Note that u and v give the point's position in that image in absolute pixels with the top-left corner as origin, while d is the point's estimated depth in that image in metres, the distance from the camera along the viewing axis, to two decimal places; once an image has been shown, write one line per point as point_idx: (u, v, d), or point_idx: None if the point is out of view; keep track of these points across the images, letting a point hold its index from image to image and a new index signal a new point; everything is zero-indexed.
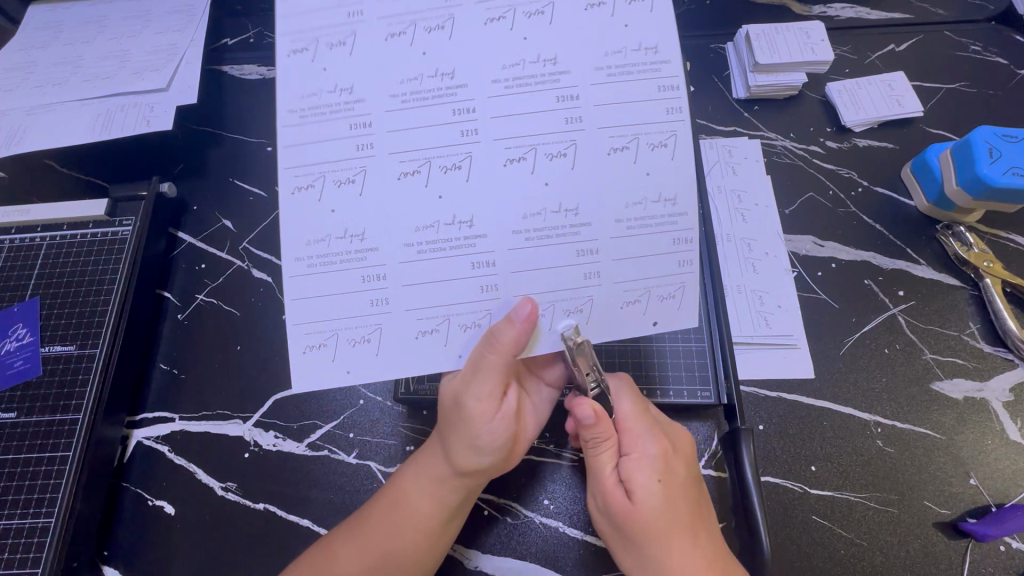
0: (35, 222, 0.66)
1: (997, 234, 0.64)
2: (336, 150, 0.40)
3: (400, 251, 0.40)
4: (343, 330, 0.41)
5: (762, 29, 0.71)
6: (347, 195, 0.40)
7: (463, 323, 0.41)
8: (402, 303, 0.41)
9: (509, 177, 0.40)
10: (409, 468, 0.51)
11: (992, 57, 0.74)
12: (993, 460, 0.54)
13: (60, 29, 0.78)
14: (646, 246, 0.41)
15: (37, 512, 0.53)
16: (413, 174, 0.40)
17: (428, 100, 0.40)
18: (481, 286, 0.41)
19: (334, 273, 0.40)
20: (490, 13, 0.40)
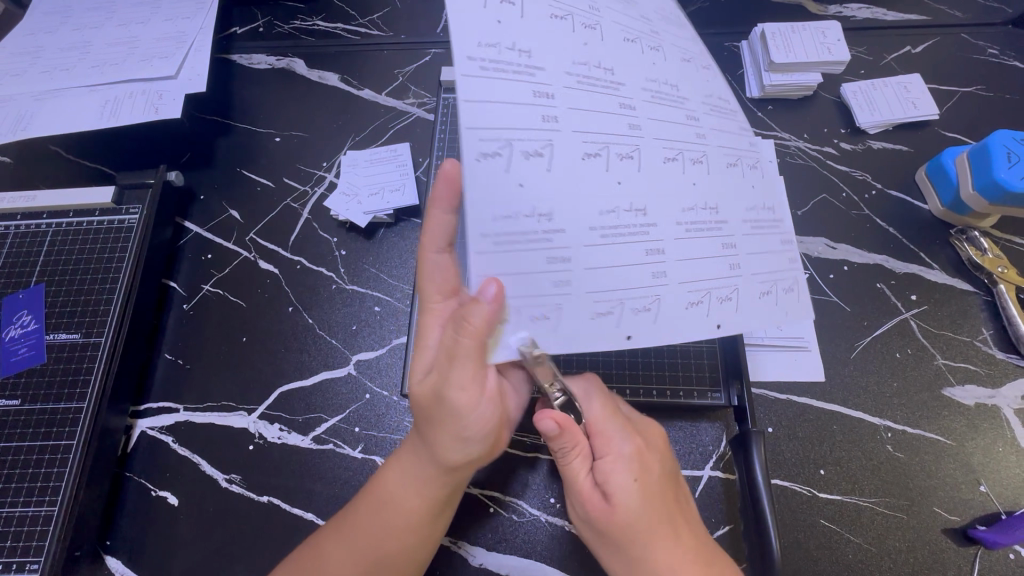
0: (41, 209, 0.66)
1: (1012, 239, 0.63)
2: (527, 116, 0.38)
3: (585, 234, 0.39)
4: (524, 306, 0.38)
5: (778, 28, 0.71)
6: (535, 168, 0.38)
7: (635, 307, 0.40)
8: (584, 285, 0.39)
9: (661, 168, 0.43)
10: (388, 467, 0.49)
11: (1010, 61, 0.73)
12: (1005, 467, 0.54)
13: (68, 13, 0.77)
14: (756, 241, 0.46)
15: (40, 500, 0.53)
16: (597, 156, 0.40)
17: (598, 87, 0.41)
18: (651, 272, 0.41)
19: (518, 252, 0.37)
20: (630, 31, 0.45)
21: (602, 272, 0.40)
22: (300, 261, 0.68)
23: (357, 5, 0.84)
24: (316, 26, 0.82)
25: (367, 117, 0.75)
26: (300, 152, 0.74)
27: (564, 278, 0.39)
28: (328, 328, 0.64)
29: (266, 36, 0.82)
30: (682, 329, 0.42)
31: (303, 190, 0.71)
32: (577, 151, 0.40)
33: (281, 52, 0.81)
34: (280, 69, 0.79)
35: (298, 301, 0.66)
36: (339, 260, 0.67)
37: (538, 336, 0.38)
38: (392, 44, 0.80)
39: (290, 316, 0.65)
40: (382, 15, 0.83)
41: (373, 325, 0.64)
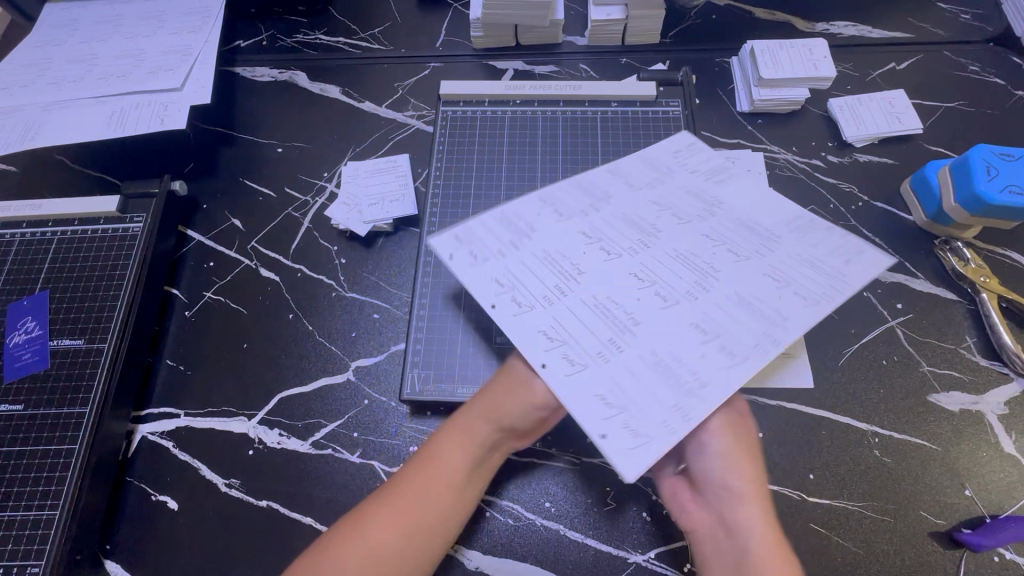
0: (47, 217, 0.67)
1: (995, 249, 0.65)
2: (534, 318, 0.51)
3: (643, 321, 0.50)
4: (628, 416, 0.45)
5: (766, 45, 0.73)
6: (564, 333, 0.50)
7: (717, 345, 0.48)
8: (656, 343, 0.49)
9: (693, 265, 0.54)
10: (453, 439, 0.50)
11: (990, 77, 0.76)
12: (989, 472, 0.55)
13: (76, 26, 0.79)
14: (769, 302, 0.50)
15: (42, 504, 0.54)
16: (643, 285, 0.53)
17: (588, 242, 0.56)
18: (698, 326, 0.50)
19: (580, 381, 0.47)
20: (588, 220, 0.58)
21: (637, 400, 0.46)
22: (301, 269, 0.69)
23: (358, 19, 0.86)
24: (317, 39, 0.84)
25: (367, 129, 0.77)
26: (301, 163, 0.75)
27: (569, 367, 0.48)
28: (328, 335, 0.65)
29: (269, 50, 0.84)
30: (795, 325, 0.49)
31: (304, 200, 0.73)
32: (603, 264, 0.55)
33: (284, 65, 0.82)
34: (282, 81, 0.81)
35: (298, 308, 0.67)
36: (339, 268, 0.69)
37: (708, 372, 0.47)
38: (393, 57, 0.82)
39: (291, 323, 0.66)
40: (383, 29, 0.85)
41: (372, 332, 0.65)
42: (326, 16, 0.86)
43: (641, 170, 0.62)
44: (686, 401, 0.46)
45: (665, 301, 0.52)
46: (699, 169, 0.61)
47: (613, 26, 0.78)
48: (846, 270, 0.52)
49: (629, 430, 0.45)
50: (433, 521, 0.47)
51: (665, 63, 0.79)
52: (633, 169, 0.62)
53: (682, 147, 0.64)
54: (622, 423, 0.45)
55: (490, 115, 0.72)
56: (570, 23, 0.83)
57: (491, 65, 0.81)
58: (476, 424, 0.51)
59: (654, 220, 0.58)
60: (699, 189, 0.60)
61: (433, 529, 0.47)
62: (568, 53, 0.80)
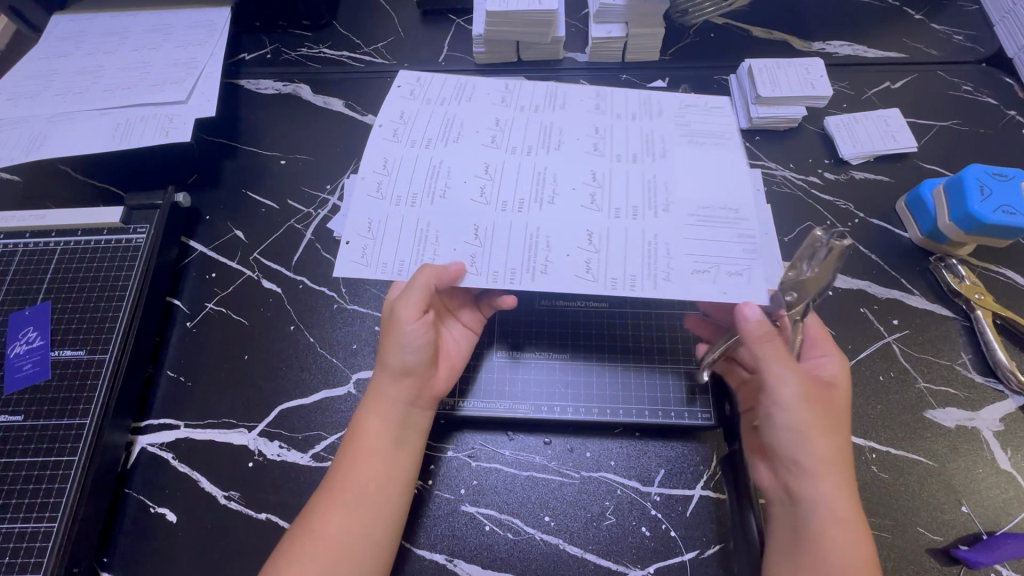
0: (50, 227, 0.67)
1: (989, 267, 0.66)
2: (421, 125, 0.59)
3: (463, 199, 0.55)
4: (373, 242, 0.54)
5: (764, 64, 0.74)
6: (411, 155, 0.57)
7: (455, 244, 0.53)
8: (446, 220, 0.54)
9: (539, 189, 0.56)
10: (368, 410, 0.53)
11: (984, 98, 0.77)
12: (985, 488, 0.56)
13: (82, 39, 0.80)
14: (554, 250, 0.53)
15: (40, 516, 0.54)
16: (481, 178, 0.56)
17: (513, 128, 0.60)
18: (476, 231, 0.54)
19: (386, 203, 0.55)
20: (538, 112, 0.61)
21: (384, 241, 0.54)
22: (302, 280, 0.69)
23: (362, 34, 0.87)
24: (322, 53, 0.85)
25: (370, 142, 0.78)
26: (304, 174, 0.76)
27: (385, 177, 0.56)
28: (329, 347, 0.65)
29: (274, 63, 0.85)
30: (494, 260, 0.52)
31: (306, 212, 0.73)
32: (481, 148, 0.58)
33: (288, 78, 0.83)
34: (286, 94, 0.82)
35: (299, 319, 0.67)
36: (341, 280, 0.69)
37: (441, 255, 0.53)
38: (396, 72, 0.83)
39: (292, 334, 0.66)
40: (386, 44, 0.86)
41: (373, 344, 0.65)
42: (331, 31, 0.88)
43: (628, 103, 0.62)
44: (414, 259, 0.53)
45: (483, 197, 0.55)
46: (688, 124, 0.59)
47: (614, 43, 0.79)
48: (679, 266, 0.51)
49: (365, 252, 0.53)
50: (374, 493, 0.51)
51: (665, 80, 0.80)
52: (607, 96, 0.62)
53: (715, 102, 0.60)
54: (360, 247, 0.53)
55: None
56: (571, 40, 0.84)
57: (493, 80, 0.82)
58: (383, 388, 0.54)
59: (565, 139, 0.59)
60: (650, 135, 0.59)
61: (373, 497, 0.51)
62: (569, 68, 0.82)
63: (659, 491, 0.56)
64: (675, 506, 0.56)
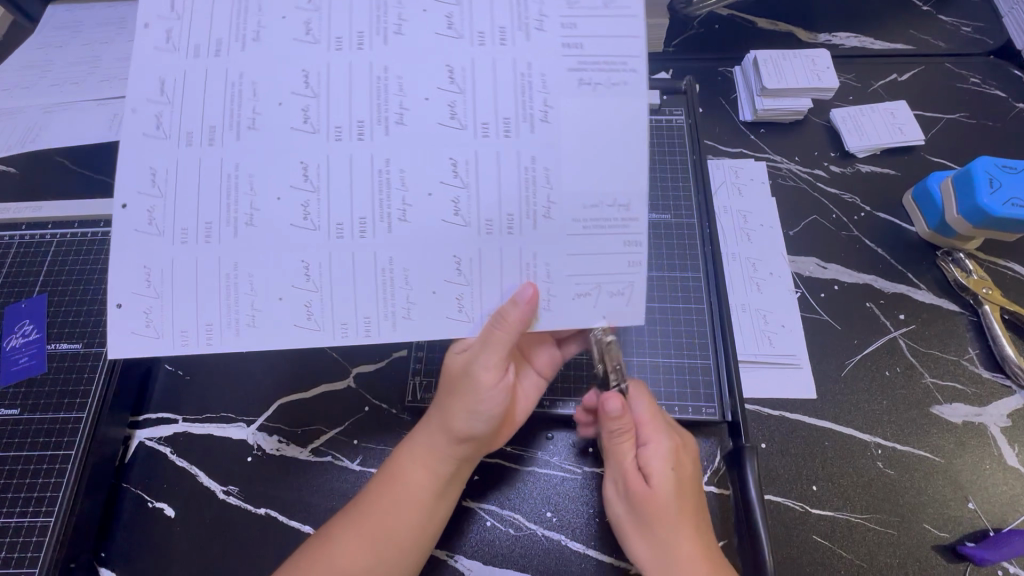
0: (46, 219, 0.66)
1: (996, 261, 0.65)
2: (231, 36, 0.45)
3: (290, 167, 0.44)
4: (183, 208, 0.44)
5: (769, 55, 0.73)
6: (230, 80, 0.45)
7: (247, 228, 0.44)
8: (272, 194, 0.44)
9: (389, 173, 0.44)
10: (414, 462, 0.50)
11: (991, 90, 0.76)
12: (991, 484, 0.55)
13: (78, 28, 0.79)
14: (364, 260, 0.45)
15: (36, 511, 0.53)
16: (306, 131, 0.44)
17: (389, 49, 0.45)
18: (302, 216, 0.44)
19: (190, 157, 0.44)
20: (435, 34, 0.45)
21: (185, 196, 0.44)
22: None
23: None
24: None
25: None
26: None
27: (198, 142, 0.44)
28: None
29: None
30: (284, 259, 0.44)
31: None
32: (323, 82, 0.45)
33: None
34: None
35: None
36: None
37: (259, 240, 0.44)
38: None
39: None
40: None
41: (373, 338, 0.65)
42: None
43: (495, 19, 0.45)
44: (222, 230, 0.44)
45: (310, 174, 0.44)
46: (582, 50, 0.45)
47: None
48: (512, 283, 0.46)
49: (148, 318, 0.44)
50: (402, 539, 0.48)
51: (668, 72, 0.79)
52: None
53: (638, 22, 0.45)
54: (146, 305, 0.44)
55: None
56: None
57: None
58: (434, 439, 0.50)
59: (390, 65, 0.45)
60: (533, 80, 0.45)
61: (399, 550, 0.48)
62: None
63: None
64: None
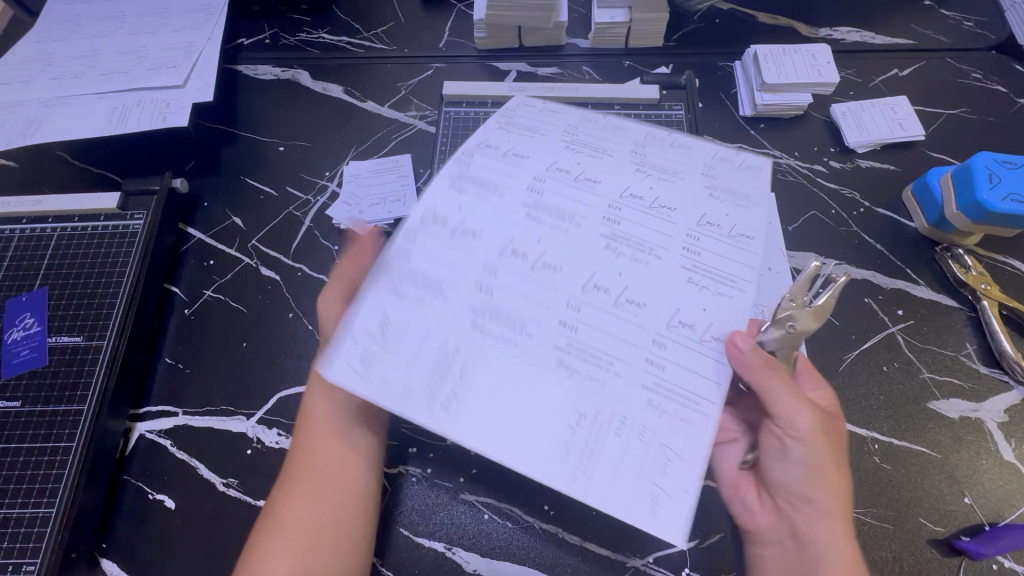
0: (47, 213, 0.67)
1: (995, 257, 0.65)
2: (611, 163, 0.49)
3: (479, 267, 0.44)
4: (403, 279, 0.44)
5: (770, 50, 0.73)
6: (503, 194, 0.47)
7: (421, 347, 0.42)
8: (466, 299, 0.43)
9: (544, 285, 0.44)
10: (316, 410, 0.54)
11: (993, 85, 0.76)
12: (988, 479, 0.55)
13: (78, 23, 0.79)
14: (419, 365, 0.42)
15: (38, 502, 0.53)
16: (525, 260, 0.45)
17: (629, 173, 0.48)
18: (416, 295, 0.44)
19: (444, 244, 0.45)
20: (652, 199, 0.47)
21: (406, 274, 0.44)
22: (301, 268, 0.69)
23: (361, 19, 0.86)
24: (321, 39, 0.84)
25: (370, 128, 0.77)
26: (303, 161, 0.75)
27: (430, 223, 0.46)
28: None
29: (272, 48, 0.84)
30: (341, 361, 0.41)
31: (305, 199, 0.73)
32: (595, 202, 0.47)
33: (286, 63, 0.82)
34: (285, 80, 0.81)
35: (298, 307, 0.66)
36: None
37: (412, 343, 0.42)
38: (397, 58, 0.82)
39: (290, 322, 0.66)
40: (386, 29, 0.85)
41: None
42: (329, 16, 0.86)
43: (697, 211, 0.46)
44: (407, 320, 0.43)
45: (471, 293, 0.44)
46: (701, 258, 0.44)
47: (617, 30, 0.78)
48: (672, 439, 0.39)
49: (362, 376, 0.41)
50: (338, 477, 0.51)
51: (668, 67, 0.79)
52: (595, 167, 0.49)
53: (744, 227, 0.45)
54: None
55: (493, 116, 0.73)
56: (572, 26, 0.83)
57: (493, 65, 0.81)
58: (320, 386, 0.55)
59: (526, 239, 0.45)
60: (636, 271, 0.44)
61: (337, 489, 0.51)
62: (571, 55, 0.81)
63: None
64: None
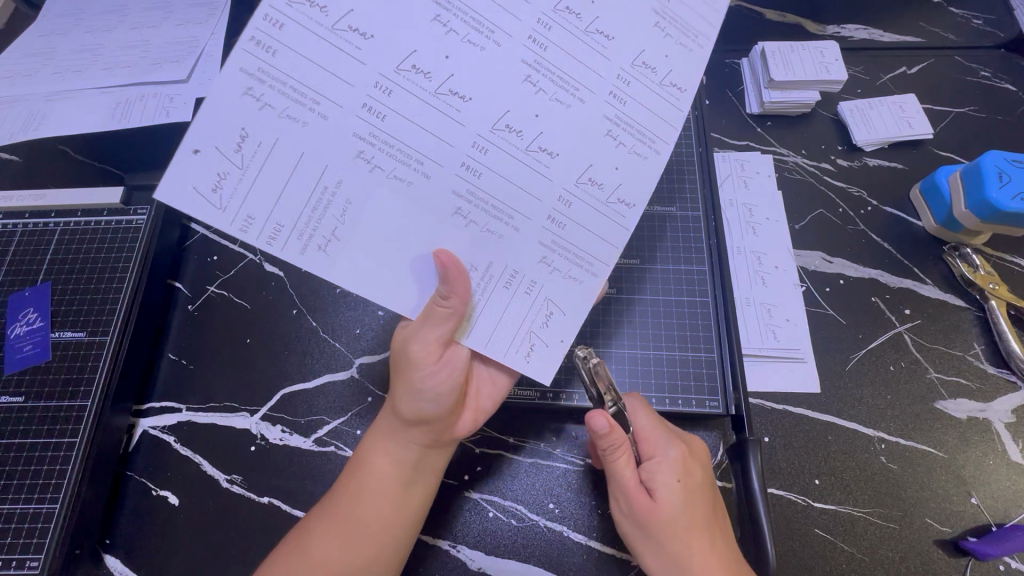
0: (50, 208, 0.66)
1: (1003, 257, 0.64)
2: (540, 3, 0.42)
3: (347, 109, 0.40)
4: (270, 71, 0.38)
5: (777, 47, 0.73)
6: (456, 41, 0.41)
7: (282, 89, 0.38)
8: (324, 74, 0.39)
9: (468, 156, 0.42)
10: (376, 449, 0.51)
11: (1001, 84, 0.75)
12: (995, 479, 0.55)
13: (81, 16, 0.78)
14: (302, 184, 0.40)
15: (41, 498, 0.53)
16: (455, 112, 0.41)
17: (550, 36, 0.43)
18: (306, 97, 0.39)
19: (312, 39, 0.38)
20: (596, 64, 0.44)
21: (295, 56, 0.38)
22: None
23: None
24: None
25: None
26: None
27: (331, 28, 0.39)
28: (332, 331, 0.65)
29: None
30: (228, 114, 0.38)
31: None
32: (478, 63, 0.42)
33: None
34: None
35: (302, 303, 0.66)
36: None
37: (287, 101, 0.39)
38: None
39: (294, 319, 0.65)
40: None
41: (376, 329, 0.65)
42: None
43: (642, 120, 0.45)
44: (295, 97, 0.39)
45: (437, 99, 0.41)
46: (643, 162, 0.46)
47: None
48: (555, 295, 0.46)
49: (221, 183, 0.38)
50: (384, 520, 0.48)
51: None
52: (609, 16, 0.44)
53: (677, 80, 0.46)
54: (221, 168, 0.38)
55: None
56: None
57: None
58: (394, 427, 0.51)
59: (511, 96, 0.42)
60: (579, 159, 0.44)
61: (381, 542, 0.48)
62: None
63: None
64: None
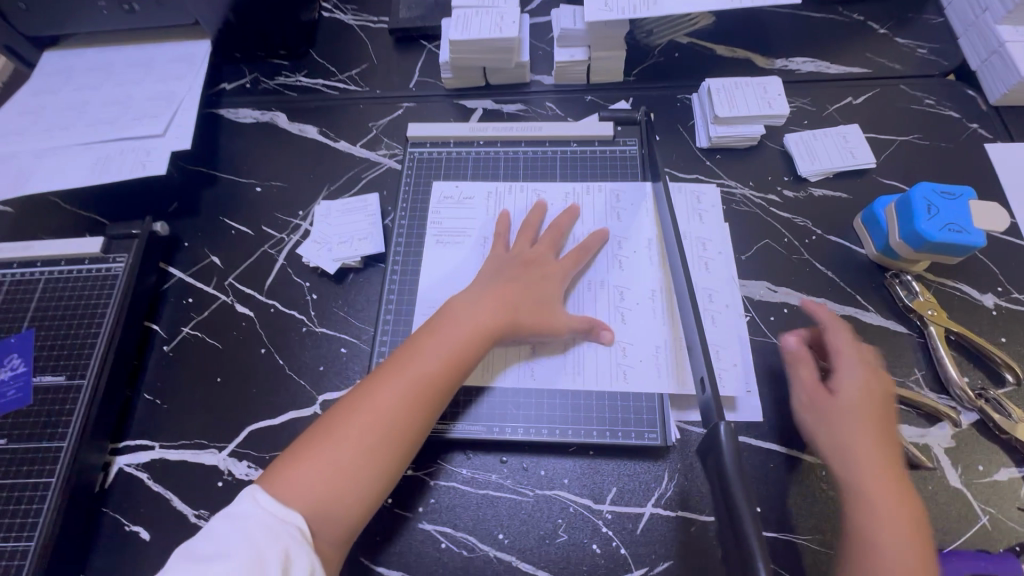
0: (35, 258, 0.71)
1: (944, 282, 0.66)
2: (614, 245, 0.68)
3: (438, 238, 0.71)
4: (466, 195, 0.73)
5: (722, 84, 0.76)
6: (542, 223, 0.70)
7: (463, 203, 0.73)
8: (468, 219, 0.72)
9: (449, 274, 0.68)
10: (471, 324, 0.59)
11: (946, 111, 0.78)
12: (935, 506, 0.56)
13: (69, 75, 0.84)
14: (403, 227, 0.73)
15: (20, 535, 0.57)
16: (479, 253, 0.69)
17: (595, 264, 0.67)
18: (456, 216, 0.72)
19: (483, 203, 0.72)
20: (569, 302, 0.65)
21: (475, 206, 0.72)
22: (274, 304, 0.72)
23: (336, 61, 0.91)
24: (298, 82, 0.89)
25: (344, 167, 0.81)
26: (279, 202, 0.79)
27: (501, 195, 0.73)
28: (297, 369, 0.68)
29: (252, 92, 0.89)
30: (438, 185, 0.74)
31: (279, 237, 0.76)
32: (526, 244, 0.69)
33: (266, 107, 0.87)
34: (264, 123, 0.86)
35: (270, 342, 0.70)
36: (311, 303, 0.71)
37: (445, 211, 0.72)
38: (368, 99, 0.87)
39: (262, 357, 0.69)
40: (360, 71, 0.89)
41: (338, 367, 0.68)
42: (306, 59, 0.91)
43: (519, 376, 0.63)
44: (459, 210, 0.72)
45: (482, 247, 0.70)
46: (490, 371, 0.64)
47: (577, 67, 0.81)
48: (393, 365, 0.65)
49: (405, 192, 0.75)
50: (412, 391, 0.55)
51: (628, 101, 0.82)
52: (621, 286, 0.66)
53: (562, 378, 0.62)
54: (427, 192, 0.74)
55: (455, 155, 0.77)
56: (537, 63, 0.86)
57: (462, 104, 0.84)
58: (513, 310, 0.60)
59: None
60: None
61: (394, 432, 0.53)
62: (536, 91, 0.84)
63: (611, 509, 0.58)
64: (625, 523, 0.57)
